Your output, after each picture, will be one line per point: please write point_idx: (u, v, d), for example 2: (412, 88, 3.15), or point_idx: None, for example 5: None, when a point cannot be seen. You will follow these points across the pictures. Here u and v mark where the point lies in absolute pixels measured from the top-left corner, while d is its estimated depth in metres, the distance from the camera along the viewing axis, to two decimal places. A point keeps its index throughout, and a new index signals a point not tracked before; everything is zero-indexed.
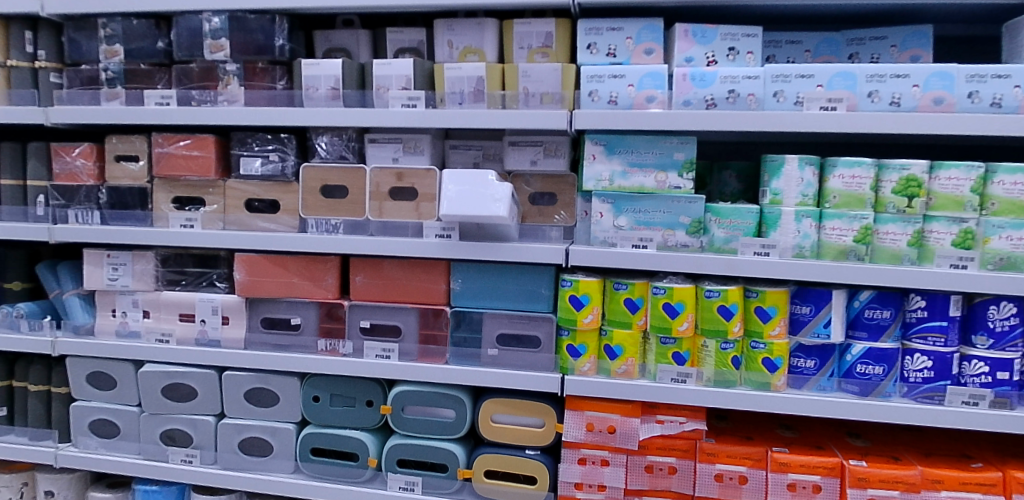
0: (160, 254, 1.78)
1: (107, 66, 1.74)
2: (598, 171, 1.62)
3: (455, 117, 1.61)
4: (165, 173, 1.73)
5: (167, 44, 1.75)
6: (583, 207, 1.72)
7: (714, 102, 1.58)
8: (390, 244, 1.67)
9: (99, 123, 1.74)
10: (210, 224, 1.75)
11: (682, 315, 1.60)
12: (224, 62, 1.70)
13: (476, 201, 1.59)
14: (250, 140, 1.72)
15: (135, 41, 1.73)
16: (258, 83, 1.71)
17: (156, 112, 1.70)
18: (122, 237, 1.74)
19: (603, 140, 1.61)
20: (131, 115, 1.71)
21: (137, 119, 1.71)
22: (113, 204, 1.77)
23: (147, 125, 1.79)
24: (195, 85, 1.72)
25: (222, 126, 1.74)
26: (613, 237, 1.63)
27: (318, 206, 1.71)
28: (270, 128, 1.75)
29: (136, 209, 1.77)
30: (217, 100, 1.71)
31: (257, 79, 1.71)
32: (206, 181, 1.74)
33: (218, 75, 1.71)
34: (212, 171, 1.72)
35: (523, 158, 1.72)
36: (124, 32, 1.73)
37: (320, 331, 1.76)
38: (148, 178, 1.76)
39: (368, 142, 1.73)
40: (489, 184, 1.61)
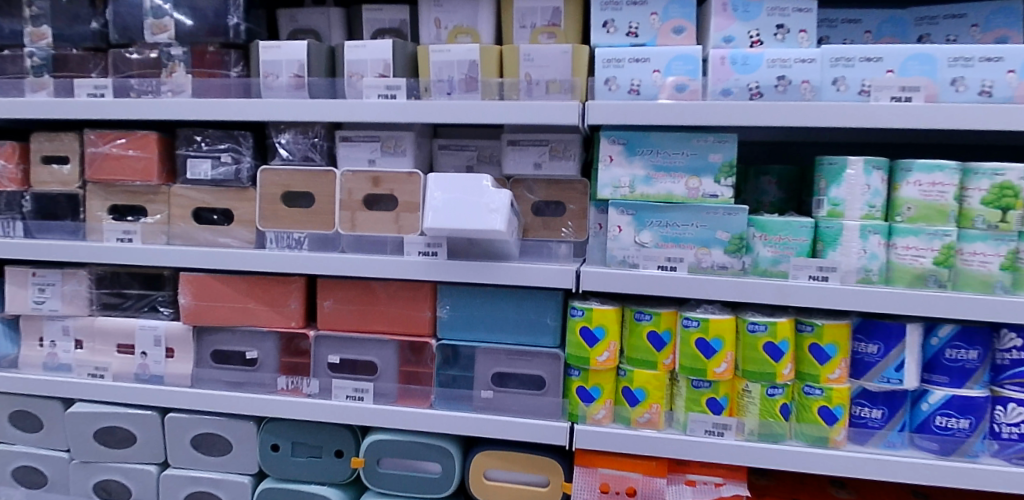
0: (95, 273, 1.50)
1: (32, 51, 1.47)
2: (616, 176, 1.32)
3: (442, 109, 1.32)
4: (99, 177, 1.46)
5: (103, 24, 1.47)
6: (596, 219, 1.43)
7: (760, 91, 1.28)
8: (363, 264, 1.38)
9: (21, 117, 1.46)
10: (152, 239, 1.46)
11: (720, 354, 1.30)
12: (169, 46, 1.43)
13: (468, 212, 1.31)
14: (198, 137, 1.43)
15: (67, 22, 1.47)
16: (209, 70, 1.43)
17: (86, 104, 1.42)
18: (49, 253, 1.47)
19: (622, 138, 1.31)
20: (57, 108, 1.43)
21: (64, 113, 1.43)
22: (39, 213, 1.50)
23: (81, 121, 1.51)
24: (135, 72, 1.45)
25: (167, 122, 1.47)
26: (633, 257, 1.33)
27: (279, 218, 1.42)
28: (225, 125, 1.47)
29: (66, 220, 1.49)
30: (160, 90, 1.44)
31: (208, 66, 1.43)
32: (148, 186, 1.46)
33: (162, 60, 1.43)
34: (155, 174, 1.44)
35: (525, 161, 1.43)
36: (52, 10, 1.46)
37: (282, 366, 1.48)
38: (79, 183, 1.48)
39: (339, 141, 1.44)
40: (484, 191, 1.32)
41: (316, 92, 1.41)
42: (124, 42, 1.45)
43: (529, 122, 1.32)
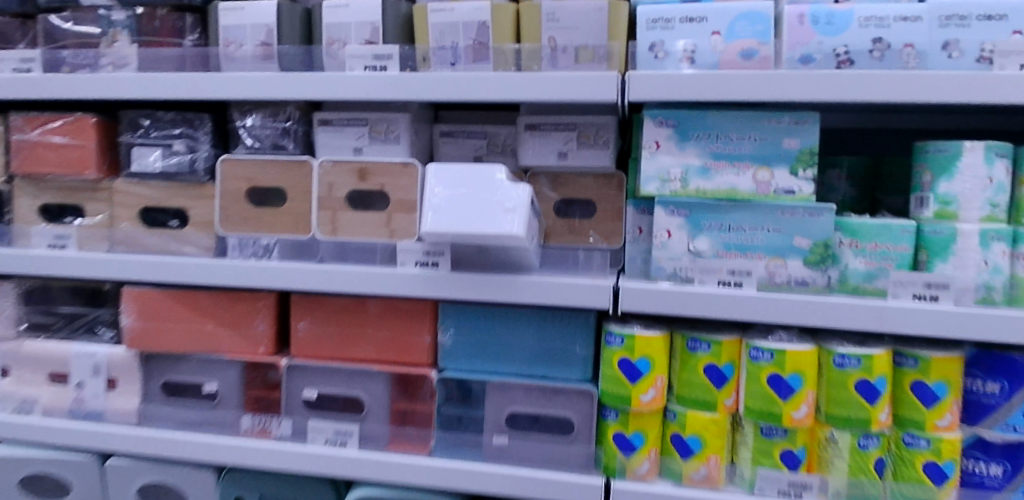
0: (24, 287, 1.25)
1: None
2: (664, 166, 1.04)
3: (443, 83, 1.05)
4: (27, 169, 1.19)
5: None
6: (634, 222, 1.15)
7: (849, 57, 1.00)
8: (345, 278, 1.11)
9: None
10: (90, 245, 1.19)
11: (798, 395, 1.02)
12: (109, 8, 1.17)
13: (480, 214, 1.04)
14: (146, 121, 1.16)
15: None
16: (159, 39, 1.17)
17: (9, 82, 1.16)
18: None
19: (673, 118, 1.03)
20: None
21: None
22: None
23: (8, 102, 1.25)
24: (70, 43, 1.19)
25: (109, 103, 1.20)
26: (685, 269, 1.05)
27: (242, 221, 1.15)
28: (181, 106, 1.21)
29: None
30: (98, 63, 1.17)
31: (158, 35, 1.17)
32: (86, 181, 1.19)
33: (102, 28, 1.17)
34: (93, 165, 1.17)
35: (548, 149, 1.15)
36: None
37: (247, 401, 1.21)
38: (5, 177, 1.22)
39: (319, 125, 1.17)
40: (500, 186, 1.05)
41: (291, 68, 1.14)
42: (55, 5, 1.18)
43: (554, 99, 1.04)
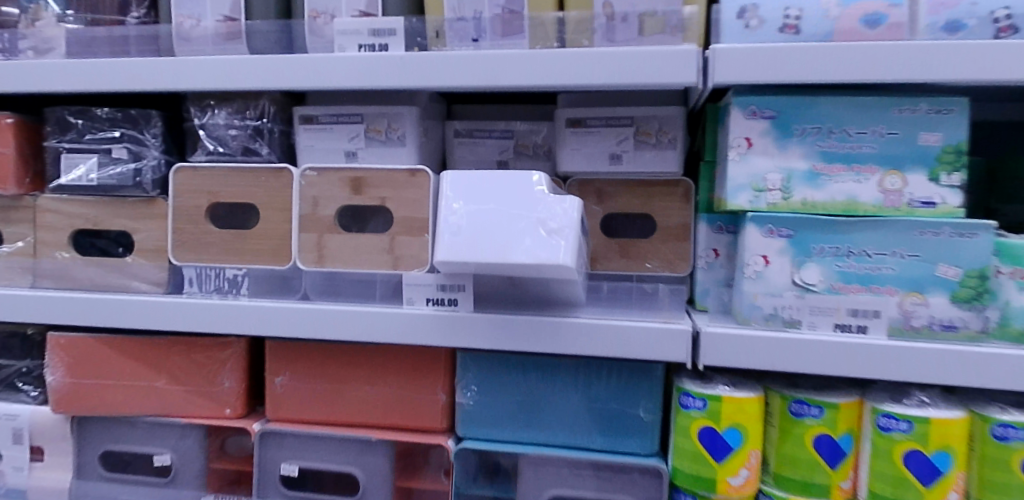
0: None
1: None
2: (758, 171, 0.78)
3: (462, 63, 0.80)
4: None
5: None
6: (705, 245, 0.90)
7: (1013, 22, 0.74)
8: (335, 320, 0.85)
9: None
10: (8, 279, 0.93)
11: (947, 479, 0.75)
12: None
13: (514, 239, 0.78)
14: (76, 120, 0.91)
15: None
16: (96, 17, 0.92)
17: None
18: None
19: (771, 107, 0.78)
20: None
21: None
22: None
23: None
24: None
25: (34, 98, 0.95)
26: (788, 308, 0.79)
27: (202, 247, 0.89)
28: (124, 101, 0.95)
29: None
30: (17, 49, 0.93)
31: (96, 10, 0.92)
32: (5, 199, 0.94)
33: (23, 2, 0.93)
34: (9, 176, 0.91)
35: (596, 152, 0.89)
36: None
37: (208, 475, 0.94)
38: None
39: (300, 123, 0.91)
40: (540, 200, 0.79)
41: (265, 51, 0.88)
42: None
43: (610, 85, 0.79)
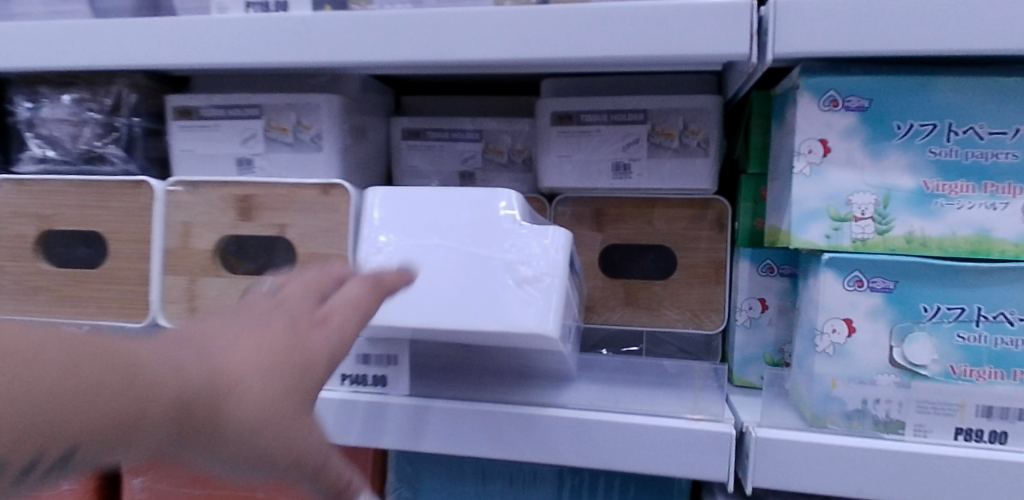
0: None
1: None
2: (838, 190, 0.52)
3: (395, 28, 0.53)
4: None
5: None
6: (744, 295, 0.62)
7: None
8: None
9: None
10: None
11: None
12: None
13: (471, 294, 0.52)
14: None
15: None
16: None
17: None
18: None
19: (862, 94, 0.52)
20: None
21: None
22: None
23: None
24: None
25: None
26: (884, 402, 0.51)
27: (26, 295, 0.62)
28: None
29: None
30: None
31: None
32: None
33: None
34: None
35: (595, 160, 0.62)
36: None
37: None
38: None
39: (172, 117, 0.63)
40: (511, 231, 0.53)
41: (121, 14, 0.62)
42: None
43: (619, 62, 0.53)
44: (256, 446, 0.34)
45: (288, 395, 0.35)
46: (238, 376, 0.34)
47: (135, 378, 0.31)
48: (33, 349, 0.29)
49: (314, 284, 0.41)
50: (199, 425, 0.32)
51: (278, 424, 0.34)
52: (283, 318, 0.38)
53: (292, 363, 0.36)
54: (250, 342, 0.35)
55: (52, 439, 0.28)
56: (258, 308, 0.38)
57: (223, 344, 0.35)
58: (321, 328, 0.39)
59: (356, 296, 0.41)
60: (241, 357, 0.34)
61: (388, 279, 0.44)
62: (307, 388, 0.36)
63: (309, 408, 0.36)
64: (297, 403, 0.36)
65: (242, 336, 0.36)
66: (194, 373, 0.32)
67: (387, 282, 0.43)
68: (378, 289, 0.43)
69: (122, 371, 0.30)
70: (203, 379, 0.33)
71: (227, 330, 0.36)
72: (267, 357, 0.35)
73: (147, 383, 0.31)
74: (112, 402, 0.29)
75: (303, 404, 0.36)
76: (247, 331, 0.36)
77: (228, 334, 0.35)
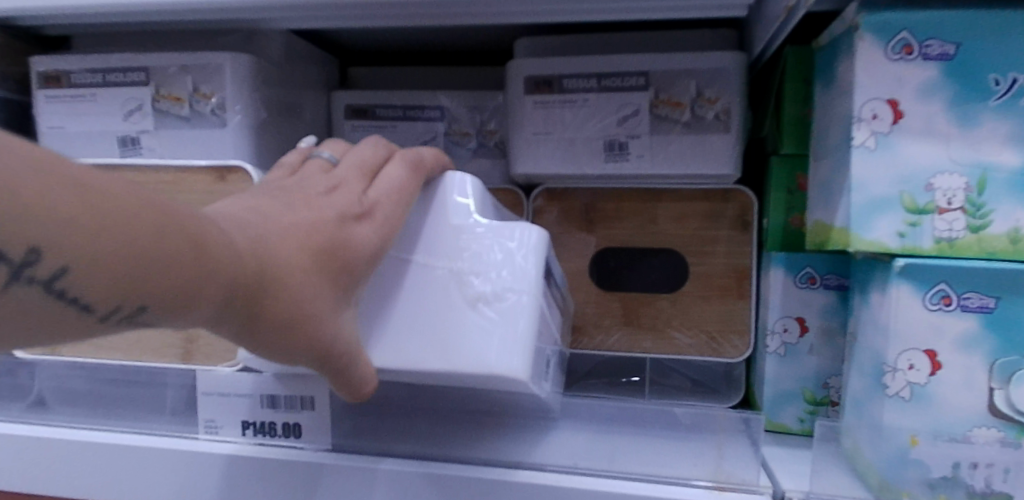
0: None
1: None
2: (912, 171, 0.38)
3: None
4: None
5: None
6: (775, 313, 0.47)
7: None
8: (72, 458, 0.44)
9: None
10: None
11: None
12: None
13: (401, 316, 0.35)
14: None
15: None
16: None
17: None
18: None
19: (947, 36, 0.37)
20: None
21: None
22: None
23: None
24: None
25: None
26: (980, 466, 0.35)
27: None
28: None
29: None
30: None
31: None
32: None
33: None
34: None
35: (581, 138, 0.47)
36: None
37: None
38: None
39: (38, 83, 0.46)
40: (461, 226, 0.36)
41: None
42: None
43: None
44: (292, 335, 0.28)
45: (342, 278, 0.30)
46: (301, 252, 0.27)
47: (219, 234, 0.24)
48: (126, 197, 0.21)
49: (371, 161, 0.35)
50: (267, 302, 0.26)
51: (329, 305, 0.29)
52: (344, 197, 0.31)
53: (333, 265, 0.29)
54: (299, 230, 0.28)
55: (129, 293, 0.21)
56: (312, 185, 0.31)
57: (284, 214, 0.28)
58: (374, 218, 0.32)
59: (411, 182, 0.34)
60: (302, 229, 0.28)
61: (437, 158, 0.37)
62: (354, 278, 0.31)
63: (349, 292, 0.30)
64: (353, 283, 0.30)
65: (304, 207, 0.29)
66: (261, 238, 0.26)
67: (434, 165, 0.36)
68: (438, 173, 0.37)
69: (204, 224, 0.23)
70: (270, 246, 0.26)
71: (281, 205, 0.29)
72: (325, 237, 0.29)
73: (228, 243, 0.24)
74: (207, 255, 0.23)
75: (346, 296, 0.30)
76: (308, 200, 0.30)
77: (289, 207, 0.29)
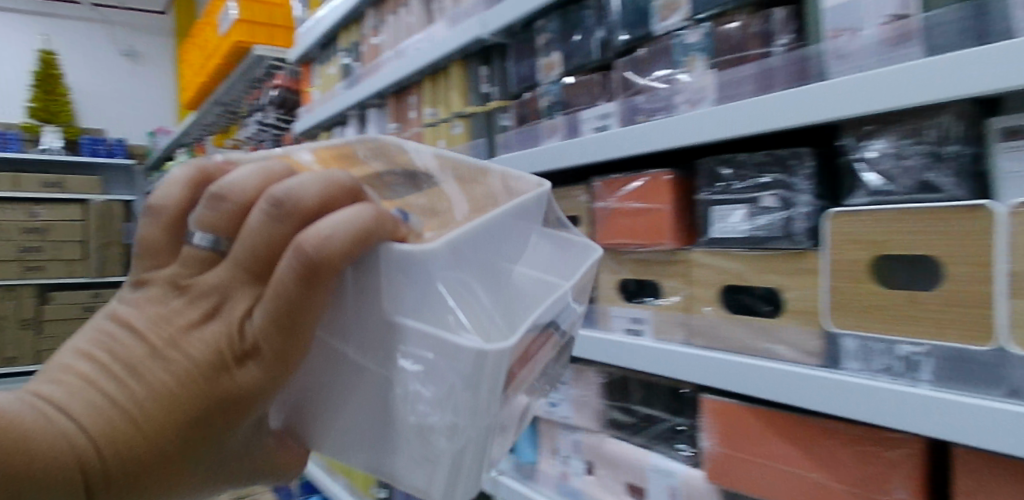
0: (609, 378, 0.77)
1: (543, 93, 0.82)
2: None
3: None
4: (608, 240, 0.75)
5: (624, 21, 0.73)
6: None
7: None
8: (924, 410, 0.47)
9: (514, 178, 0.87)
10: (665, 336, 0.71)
11: None
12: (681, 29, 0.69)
13: (349, 414, 0.42)
14: (724, 169, 0.67)
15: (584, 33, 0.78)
16: (637, 38, 0.72)
17: (462, 122, 0.90)
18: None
19: None
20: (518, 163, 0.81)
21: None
22: None
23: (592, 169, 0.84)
24: (504, 68, 0.87)
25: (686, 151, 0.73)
26: None
27: (869, 313, 0.55)
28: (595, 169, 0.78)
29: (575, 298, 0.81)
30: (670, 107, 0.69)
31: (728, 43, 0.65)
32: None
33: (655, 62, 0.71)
34: (632, 206, 0.72)
35: None
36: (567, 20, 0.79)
37: None
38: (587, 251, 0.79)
39: (1001, 140, 0.49)
40: (405, 338, 0.38)
41: (849, 54, 0.55)
42: (479, 8, 0.82)
43: None
44: (158, 485, 0.37)
45: (197, 435, 0.37)
46: (153, 434, 0.36)
47: (50, 446, 0.33)
48: None
49: (259, 259, 0.36)
50: (132, 476, 0.36)
51: (196, 456, 0.38)
52: (215, 335, 0.37)
53: (185, 430, 0.37)
54: (121, 403, 0.35)
55: None
56: (146, 341, 0.37)
57: (140, 382, 0.36)
58: (252, 360, 0.37)
59: (309, 296, 0.35)
60: (155, 406, 0.36)
61: (350, 230, 0.35)
62: (223, 418, 0.38)
63: (200, 442, 0.38)
64: (219, 434, 0.38)
65: (162, 365, 0.36)
66: (104, 429, 0.35)
67: (339, 247, 0.35)
68: (351, 248, 0.35)
69: (38, 449, 0.32)
70: (117, 436, 0.35)
71: (88, 380, 0.36)
72: (190, 408, 0.36)
73: (63, 454, 0.33)
74: (51, 475, 0.32)
75: (208, 447, 0.39)
76: (170, 351, 0.36)
77: (142, 371, 0.36)
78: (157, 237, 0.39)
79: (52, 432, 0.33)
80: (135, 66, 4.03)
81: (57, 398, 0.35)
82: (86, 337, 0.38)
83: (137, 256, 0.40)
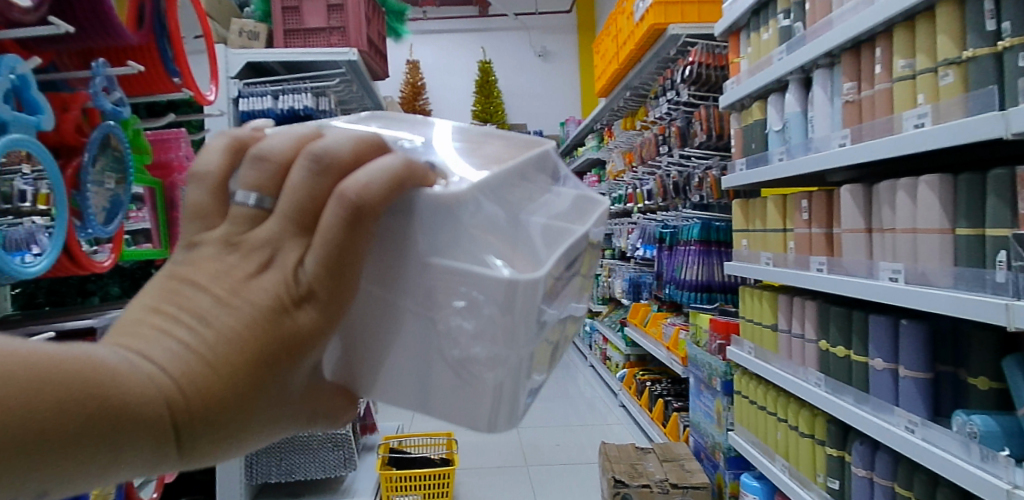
0: None
1: None
2: None
3: None
4: None
5: None
6: None
7: None
8: None
9: None
10: None
11: None
12: None
13: (392, 357, 0.41)
14: None
15: None
16: None
17: (954, 70, 0.78)
18: (880, 297, 0.93)
19: None
20: None
21: (917, 108, 0.83)
22: None
23: None
24: None
25: None
26: None
27: None
28: None
29: None
30: None
31: None
32: None
33: None
34: None
35: None
36: None
37: None
38: None
39: None
40: (444, 282, 0.38)
41: None
42: None
43: None
44: (230, 442, 0.32)
45: (264, 385, 0.31)
46: (224, 377, 0.30)
47: (133, 394, 0.28)
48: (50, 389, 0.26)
49: (310, 214, 0.32)
50: (213, 426, 0.30)
51: (276, 408, 0.33)
52: (273, 286, 0.31)
53: (255, 382, 0.31)
54: (187, 353, 0.30)
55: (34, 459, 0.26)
56: (201, 292, 0.31)
57: (211, 329, 0.30)
58: (312, 303, 0.32)
59: (356, 241, 0.32)
60: (226, 352, 0.30)
61: (388, 177, 0.32)
62: (289, 366, 0.32)
63: (269, 396, 0.32)
64: (294, 383, 0.33)
65: (229, 310, 0.30)
66: (185, 375, 0.29)
67: (380, 195, 0.32)
68: (390, 195, 0.33)
69: (120, 395, 0.27)
70: (197, 381, 0.29)
71: (155, 329, 0.30)
72: (256, 350, 0.30)
73: (144, 402, 0.28)
74: (133, 421, 0.28)
75: (274, 400, 0.32)
76: (235, 299, 0.31)
77: (211, 315, 0.30)
78: (204, 202, 0.34)
79: (131, 376, 0.28)
80: (547, 64, 4.76)
81: (136, 348, 0.29)
82: (152, 290, 0.31)
83: (184, 225, 0.34)
